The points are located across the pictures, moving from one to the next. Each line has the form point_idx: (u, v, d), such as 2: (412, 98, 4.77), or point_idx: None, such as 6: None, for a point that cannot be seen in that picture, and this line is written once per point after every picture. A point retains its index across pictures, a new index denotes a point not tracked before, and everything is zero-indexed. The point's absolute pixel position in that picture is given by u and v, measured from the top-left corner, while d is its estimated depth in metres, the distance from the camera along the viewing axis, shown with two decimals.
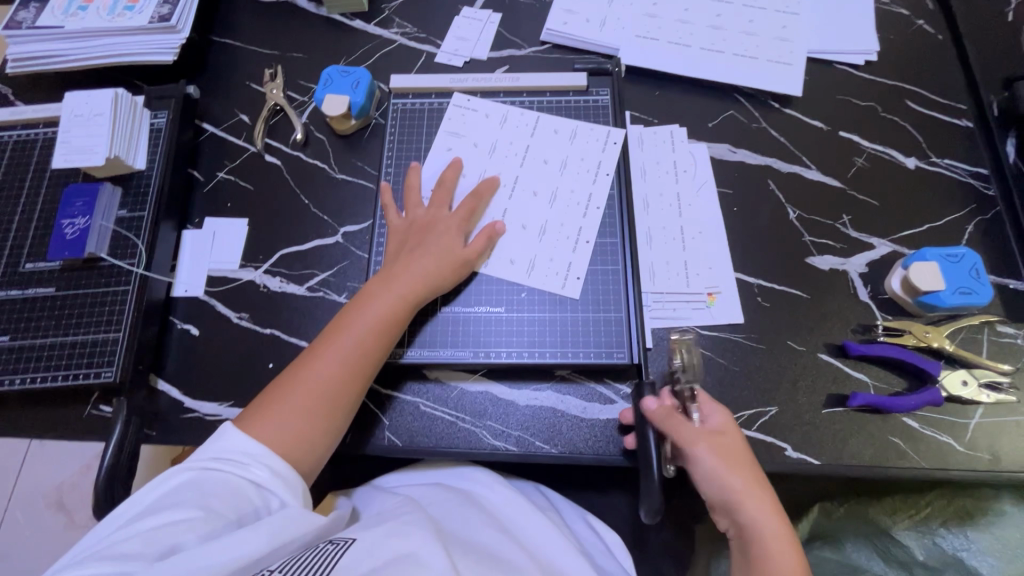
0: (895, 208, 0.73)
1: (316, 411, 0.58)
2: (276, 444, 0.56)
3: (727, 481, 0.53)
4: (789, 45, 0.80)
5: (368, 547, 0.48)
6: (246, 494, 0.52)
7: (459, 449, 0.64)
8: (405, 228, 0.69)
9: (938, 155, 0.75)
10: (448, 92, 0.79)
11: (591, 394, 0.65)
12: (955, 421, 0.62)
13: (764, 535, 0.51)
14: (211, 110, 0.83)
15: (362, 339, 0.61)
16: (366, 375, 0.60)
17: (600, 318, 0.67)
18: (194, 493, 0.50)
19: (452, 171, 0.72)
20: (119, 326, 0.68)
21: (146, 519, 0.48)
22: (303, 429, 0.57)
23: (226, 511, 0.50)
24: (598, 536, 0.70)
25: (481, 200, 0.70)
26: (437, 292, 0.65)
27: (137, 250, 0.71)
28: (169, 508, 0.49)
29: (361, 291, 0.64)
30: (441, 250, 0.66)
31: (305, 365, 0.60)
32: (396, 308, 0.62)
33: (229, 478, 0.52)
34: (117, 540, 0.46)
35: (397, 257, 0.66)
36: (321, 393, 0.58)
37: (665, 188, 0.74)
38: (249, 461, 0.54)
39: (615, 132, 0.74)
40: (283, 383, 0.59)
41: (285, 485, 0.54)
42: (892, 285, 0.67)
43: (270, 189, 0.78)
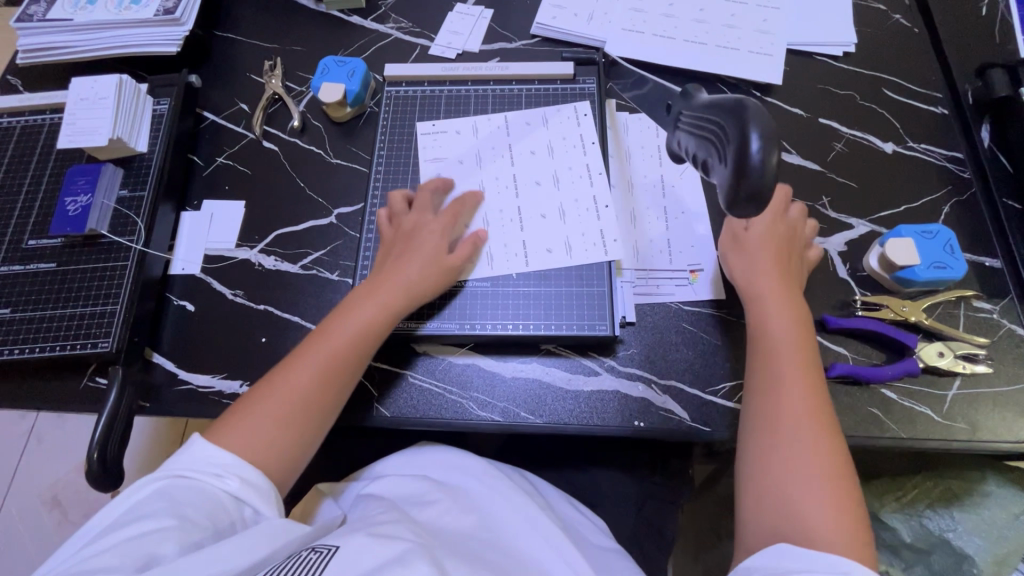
0: (875, 190, 0.75)
1: (291, 421, 0.56)
2: (246, 450, 0.54)
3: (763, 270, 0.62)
4: (770, 37, 0.83)
5: (353, 552, 0.47)
6: (220, 503, 0.50)
7: (446, 419, 0.65)
8: (393, 235, 0.69)
9: (915, 140, 0.78)
10: (440, 81, 0.82)
11: (575, 367, 0.67)
12: (932, 392, 0.63)
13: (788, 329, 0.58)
14: (212, 99, 0.86)
15: (342, 343, 0.60)
16: (343, 382, 0.60)
17: (584, 292, 0.68)
18: (159, 506, 0.48)
19: (440, 181, 0.73)
20: (116, 300, 0.69)
21: (110, 536, 0.45)
22: (274, 437, 0.55)
23: (198, 524, 0.47)
24: (585, 516, 0.70)
25: (465, 206, 0.71)
26: (419, 301, 0.65)
27: (137, 228, 0.73)
28: (135, 523, 0.46)
29: (348, 299, 0.64)
30: (426, 257, 0.66)
31: (284, 371, 0.59)
32: (381, 311, 0.62)
33: (196, 491, 0.50)
34: (86, 557, 0.44)
35: (384, 265, 0.67)
36: (296, 402, 0.57)
37: (649, 170, 0.76)
38: (222, 471, 0.51)
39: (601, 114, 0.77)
40: (261, 389, 0.58)
41: (261, 492, 0.52)
42: (870, 262, 0.69)
43: (267, 173, 0.81)
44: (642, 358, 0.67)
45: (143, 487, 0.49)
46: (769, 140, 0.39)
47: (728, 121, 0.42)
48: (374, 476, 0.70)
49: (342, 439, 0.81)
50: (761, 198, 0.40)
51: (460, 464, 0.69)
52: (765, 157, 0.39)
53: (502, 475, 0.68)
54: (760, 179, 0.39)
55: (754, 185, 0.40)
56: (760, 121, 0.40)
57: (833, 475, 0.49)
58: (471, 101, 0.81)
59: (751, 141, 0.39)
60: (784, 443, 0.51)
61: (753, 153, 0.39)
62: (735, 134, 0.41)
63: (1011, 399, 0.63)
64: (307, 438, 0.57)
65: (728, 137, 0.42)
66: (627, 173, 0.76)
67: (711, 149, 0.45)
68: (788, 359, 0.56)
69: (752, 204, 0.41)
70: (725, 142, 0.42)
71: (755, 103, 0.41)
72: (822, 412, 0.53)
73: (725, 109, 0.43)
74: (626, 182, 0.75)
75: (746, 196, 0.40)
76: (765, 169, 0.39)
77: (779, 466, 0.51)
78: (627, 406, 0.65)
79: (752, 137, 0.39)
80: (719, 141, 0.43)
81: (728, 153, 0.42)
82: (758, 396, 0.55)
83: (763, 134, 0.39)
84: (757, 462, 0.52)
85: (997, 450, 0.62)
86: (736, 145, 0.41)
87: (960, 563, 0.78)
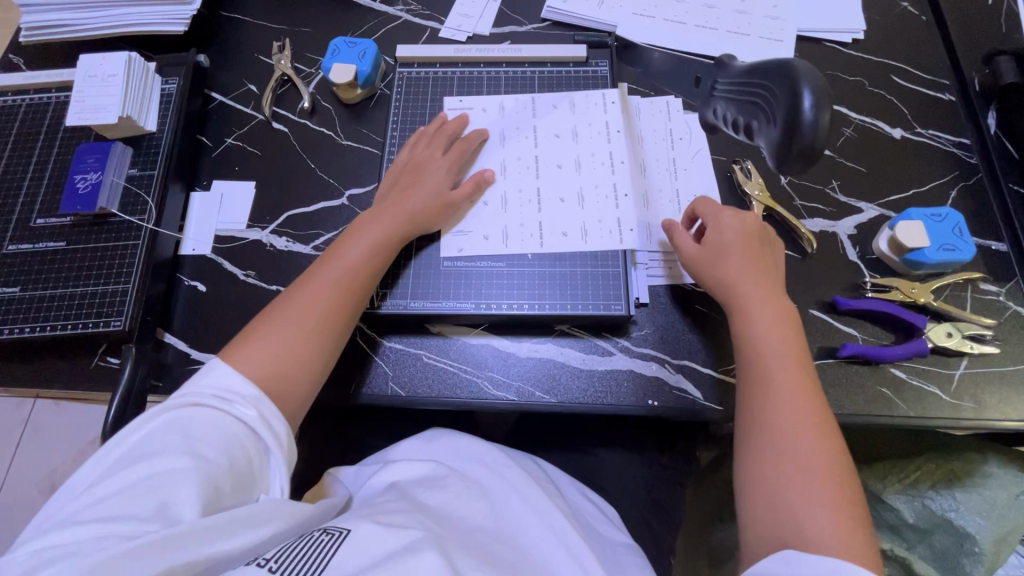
0: (883, 174, 0.76)
1: (306, 339, 0.58)
2: (260, 373, 0.55)
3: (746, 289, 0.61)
4: (781, 23, 0.83)
5: (365, 539, 0.46)
6: (235, 436, 0.49)
7: (461, 398, 0.65)
8: (399, 168, 0.72)
9: (923, 125, 0.79)
10: (451, 62, 0.82)
11: (589, 348, 0.67)
12: (940, 372, 0.65)
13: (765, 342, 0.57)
14: (220, 80, 0.86)
15: (352, 267, 0.63)
16: (356, 303, 0.62)
17: (599, 272, 0.69)
18: (173, 437, 0.47)
19: (457, 123, 0.75)
20: (128, 278, 0.69)
21: (126, 474, 0.44)
22: (291, 358, 0.56)
23: (217, 456, 0.47)
24: (597, 504, 0.70)
25: (470, 146, 0.74)
26: (424, 227, 0.68)
27: (147, 207, 0.72)
28: (149, 456, 0.45)
29: (352, 227, 0.67)
30: (431, 189, 0.69)
31: (295, 296, 0.60)
32: (385, 243, 0.65)
33: (210, 421, 0.49)
34: (100, 499, 0.42)
35: (387, 196, 0.69)
36: (309, 321, 0.59)
37: (661, 153, 0.76)
38: (238, 400, 0.51)
39: (611, 94, 0.78)
40: (272, 314, 0.59)
41: (275, 427, 0.52)
42: (879, 245, 0.70)
43: (277, 155, 0.80)
44: (656, 339, 0.68)
45: (154, 418, 0.49)
46: (819, 96, 0.43)
47: (767, 89, 0.47)
48: (387, 457, 0.71)
49: (352, 421, 0.81)
50: (810, 154, 0.44)
51: (470, 451, 0.69)
52: (815, 112, 0.43)
53: (512, 462, 0.69)
54: (809, 133, 0.43)
55: (807, 142, 0.43)
56: (812, 79, 0.43)
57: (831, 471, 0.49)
58: (483, 82, 0.81)
59: (803, 100, 0.43)
60: (784, 443, 0.51)
61: (803, 108, 0.43)
62: (771, 104, 0.47)
63: (1017, 379, 0.64)
64: (324, 358, 0.59)
65: (778, 98, 0.46)
66: (641, 155, 0.76)
67: (754, 113, 0.49)
68: (782, 356, 0.56)
69: (801, 159, 0.44)
70: (778, 102, 0.45)
71: (805, 60, 0.45)
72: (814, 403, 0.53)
73: (771, 73, 0.47)
74: (639, 164, 0.75)
75: (797, 146, 0.44)
76: (816, 123, 0.43)
77: (777, 468, 0.50)
78: (641, 385, 0.65)
79: (803, 94, 0.43)
80: (764, 103, 0.47)
81: (775, 114, 0.46)
82: (752, 396, 0.55)
83: (815, 91, 0.43)
84: (753, 458, 0.52)
85: (1004, 427, 0.63)
86: (785, 105, 0.45)
87: (961, 543, 0.79)
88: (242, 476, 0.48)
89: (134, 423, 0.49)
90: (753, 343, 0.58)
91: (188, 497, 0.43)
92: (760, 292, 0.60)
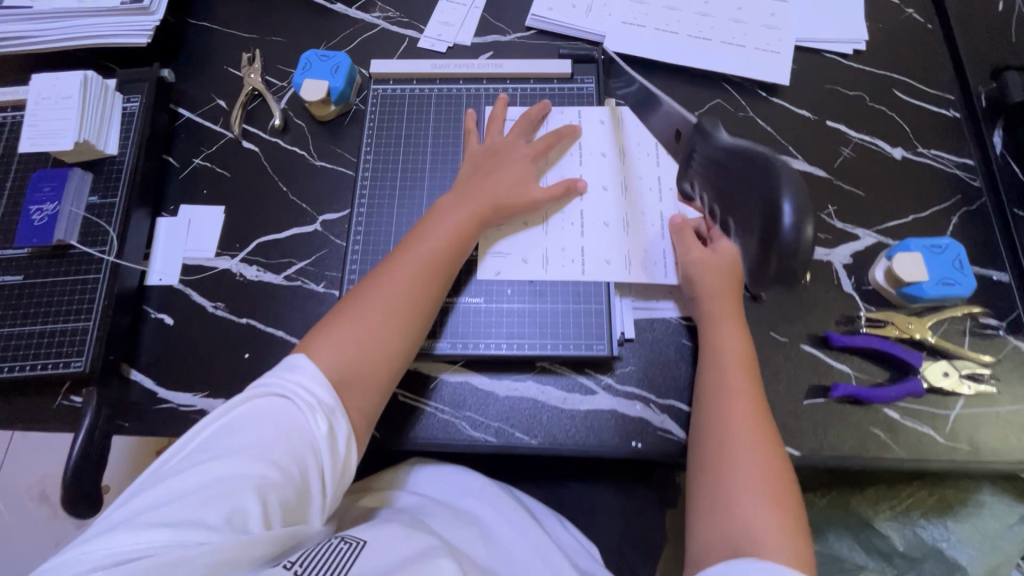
0: (882, 198, 0.72)
1: (385, 336, 0.58)
2: (340, 365, 0.55)
3: (714, 300, 0.62)
4: (777, 34, 0.79)
5: (380, 550, 0.49)
6: (304, 444, 0.49)
7: (438, 440, 0.63)
8: (481, 153, 0.70)
9: (926, 145, 0.75)
10: (429, 78, 0.78)
11: (572, 385, 0.65)
12: (936, 412, 0.62)
13: (728, 353, 0.60)
14: (187, 95, 0.81)
15: (432, 258, 0.62)
16: (435, 294, 0.61)
17: (581, 309, 0.66)
18: (253, 440, 0.48)
19: (540, 110, 0.73)
20: (89, 315, 0.65)
21: (201, 472, 0.46)
22: (372, 351, 0.57)
23: (288, 469, 0.48)
24: (582, 541, 0.67)
25: (560, 139, 0.71)
26: (502, 219, 0.67)
27: (109, 237, 0.69)
28: (228, 455, 0.47)
29: (431, 211, 0.66)
30: (509, 180, 0.67)
31: (379, 283, 0.60)
32: (464, 232, 0.64)
33: (289, 428, 0.49)
34: (175, 496, 0.44)
35: (468, 181, 0.68)
36: (391, 315, 0.58)
37: (649, 169, 0.72)
38: (315, 409, 0.51)
39: (592, 109, 0.75)
40: (355, 301, 0.59)
41: (342, 438, 0.52)
42: (876, 276, 0.67)
43: (248, 177, 0.77)
44: (641, 376, 0.65)
45: (239, 411, 0.51)
46: (801, 211, 0.40)
47: (776, 185, 0.42)
48: (369, 486, 0.68)
49: None
50: (799, 269, 0.42)
51: (459, 481, 0.67)
52: (798, 227, 0.40)
53: (501, 493, 0.67)
54: (794, 249, 0.41)
55: (797, 261, 0.41)
56: (797, 188, 0.41)
57: (775, 495, 0.52)
58: (462, 101, 0.77)
59: (785, 214, 0.40)
60: (728, 464, 0.54)
61: (789, 225, 0.40)
62: (774, 198, 0.42)
63: (1015, 419, 0.62)
64: (406, 351, 0.59)
65: (769, 200, 0.42)
66: (630, 171, 0.71)
67: (769, 203, 0.42)
68: (738, 380, 0.59)
69: (784, 277, 0.43)
70: (749, 217, 0.45)
71: (784, 160, 0.42)
72: (764, 432, 0.56)
73: (771, 170, 0.42)
74: (625, 182, 0.71)
75: (793, 261, 0.41)
76: (801, 239, 0.40)
77: (724, 490, 0.53)
78: (623, 426, 0.63)
79: (788, 210, 0.40)
80: (768, 201, 0.42)
81: (768, 217, 0.42)
82: (705, 422, 0.58)
83: (798, 206, 0.40)
84: (700, 478, 0.56)
85: (999, 470, 0.61)
86: (774, 210, 0.42)
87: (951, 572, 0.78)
88: (307, 491, 0.49)
89: (217, 413, 0.51)
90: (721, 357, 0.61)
91: (256, 510, 0.45)
92: (725, 316, 0.62)
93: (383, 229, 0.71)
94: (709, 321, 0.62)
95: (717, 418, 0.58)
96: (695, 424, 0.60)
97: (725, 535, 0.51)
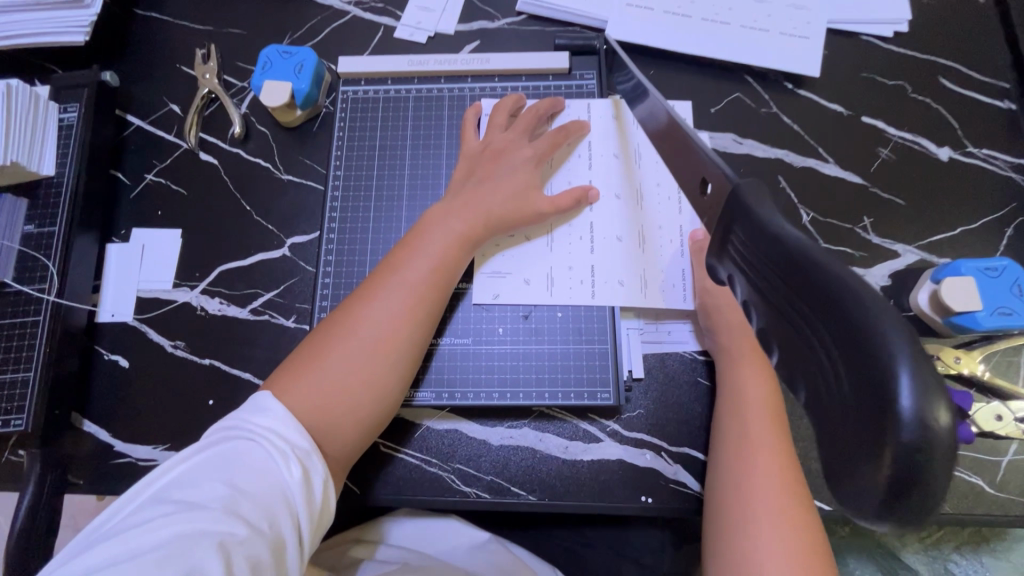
0: (927, 207, 0.63)
1: (372, 372, 0.49)
2: (311, 414, 0.46)
3: (736, 333, 0.54)
4: (807, 15, 0.68)
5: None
6: (276, 488, 0.41)
7: (425, 497, 0.56)
8: (477, 154, 0.61)
9: (977, 143, 0.65)
10: (406, 77, 0.68)
11: (573, 432, 0.58)
12: (985, 459, 0.55)
13: (750, 392, 0.51)
14: (135, 99, 0.72)
15: (421, 277, 0.53)
16: (424, 323, 0.52)
17: (582, 350, 0.58)
18: (214, 483, 0.40)
19: (548, 105, 0.63)
20: (28, 365, 0.59)
21: (152, 527, 0.37)
22: (350, 395, 0.48)
23: (259, 519, 0.39)
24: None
25: (568, 138, 0.62)
26: (500, 232, 0.58)
27: (48, 273, 0.61)
28: (185, 505, 0.38)
29: (418, 224, 0.57)
30: (510, 187, 0.58)
31: (357, 312, 0.50)
32: (456, 247, 0.55)
33: (257, 470, 0.41)
34: (118, 560, 0.35)
35: (461, 188, 0.59)
36: (380, 347, 0.49)
37: (663, 177, 0.62)
38: (286, 454, 0.43)
39: (597, 104, 0.65)
40: (329, 335, 0.50)
41: (319, 484, 0.44)
42: (919, 300, 0.58)
43: (206, 194, 0.68)
44: (651, 421, 0.57)
45: (197, 451, 0.42)
46: (931, 390, 0.19)
47: (843, 312, 0.21)
48: (354, 536, 0.61)
49: None
50: (929, 509, 0.20)
51: (453, 532, 0.61)
52: (925, 421, 0.19)
53: (500, 545, 0.60)
54: (920, 465, 0.20)
55: (929, 493, 0.20)
56: (905, 336, 0.20)
57: (808, 558, 0.41)
58: (443, 103, 0.67)
59: (899, 394, 0.19)
60: (751, 518, 0.44)
61: (910, 416, 0.19)
62: (858, 342, 0.21)
63: None
64: (391, 392, 0.50)
65: (841, 343, 0.22)
66: (636, 181, 0.62)
67: (793, 336, 0.24)
68: (760, 425, 0.49)
69: (894, 518, 0.21)
70: (815, 365, 0.23)
71: (819, 243, 0.24)
72: (794, 484, 0.45)
73: (799, 262, 0.24)
74: (634, 193, 0.62)
75: (910, 495, 0.20)
76: (932, 447, 0.19)
77: (745, 547, 0.43)
78: (631, 480, 0.56)
79: (903, 384, 0.19)
80: (815, 336, 0.23)
81: (859, 383, 0.21)
82: (725, 470, 0.49)
83: (921, 377, 0.19)
84: (717, 536, 0.46)
85: None
86: (876, 373, 0.20)
87: None
88: (284, 544, 0.40)
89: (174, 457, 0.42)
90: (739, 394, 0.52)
91: (220, 567, 0.35)
92: (745, 355, 0.53)
93: (356, 256, 0.63)
94: (730, 357, 0.54)
95: (739, 466, 0.48)
96: (714, 473, 0.50)
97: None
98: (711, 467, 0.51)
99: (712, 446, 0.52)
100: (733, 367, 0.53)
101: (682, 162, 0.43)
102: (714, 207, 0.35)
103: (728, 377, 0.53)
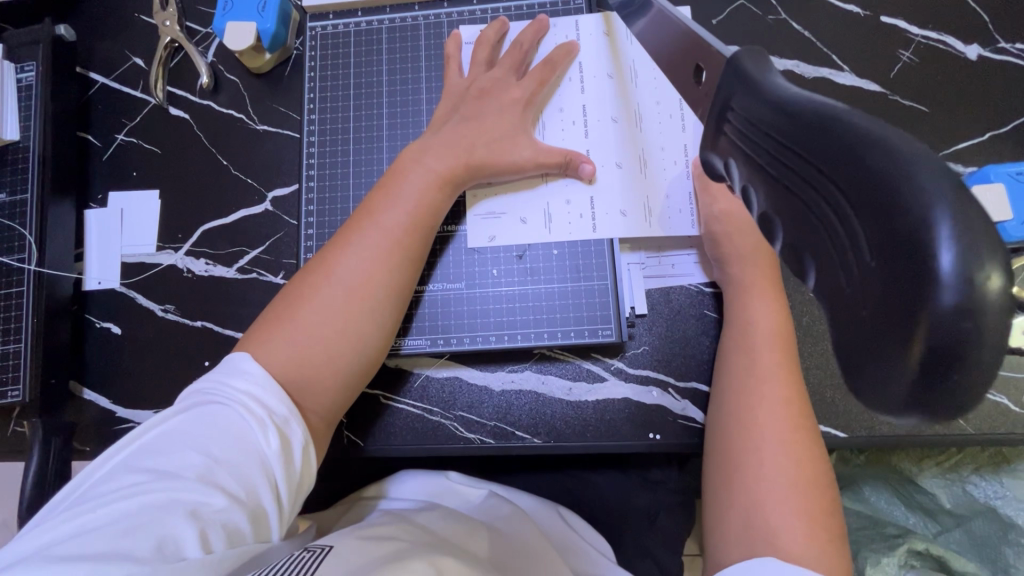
0: (953, 112, 0.58)
1: (347, 321, 0.47)
2: (289, 367, 0.45)
3: (747, 262, 0.50)
4: None
5: (350, 553, 0.40)
6: (251, 455, 0.40)
7: (427, 444, 0.55)
8: (460, 90, 0.56)
9: (1010, 37, 0.59)
10: (376, 7, 0.63)
11: (577, 372, 0.56)
12: (1010, 377, 0.52)
13: (758, 324, 0.48)
14: (95, 54, 0.67)
15: (396, 228, 0.50)
16: (400, 272, 0.49)
17: (582, 288, 0.56)
18: (188, 453, 0.39)
19: (532, 31, 0.58)
20: (19, 337, 0.58)
21: (122, 498, 0.37)
22: (326, 347, 0.46)
23: (233, 489, 0.39)
24: (591, 542, 0.59)
25: (555, 68, 0.57)
26: (482, 177, 0.54)
27: (27, 243, 0.60)
28: (157, 474, 0.38)
29: (393, 167, 0.53)
30: (494, 129, 0.54)
31: (330, 262, 0.48)
32: (432, 192, 0.51)
33: (231, 438, 0.40)
34: (87, 529, 0.35)
35: (440, 127, 0.54)
36: (359, 298, 0.47)
37: (664, 94, 0.57)
38: (263, 420, 0.42)
39: (585, 19, 0.59)
40: (303, 285, 0.48)
41: (299, 449, 0.43)
42: None
43: (179, 151, 0.64)
44: (656, 357, 0.55)
45: (173, 417, 0.42)
46: (979, 247, 0.16)
47: (865, 167, 0.19)
48: (359, 494, 0.63)
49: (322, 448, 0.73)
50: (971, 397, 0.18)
51: (449, 484, 0.62)
52: (972, 282, 0.16)
53: (495, 494, 0.61)
54: (964, 337, 0.17)
55: (971, 377, 0.17)
56: (943, 183, 0.17)
57: (806, 489, 0.40)
58: (419, 32, 0.62)
59: (939, 250, 0.16)
60: (750, 451, 0.43)
61: (951, 275, 0.16)
62: (885, 205, 0.18)
63: None
64: (371, 344, 0.48)
65: (870, 217, 0.19)
66: (632, 102, 0.58)
67: (804, 216, 0.22)
68: (769, 356, 0.46)
69: (924, 411, 0.19)
70: (831, 246, 0.21)
71: (847, 107, 0.21)
72: (799, 418, 0.43)
73: (818, 133, 0.21)
74: (630, 115, 0.57)
75: (946, 377, 0.17)
76: (981, 313, 0.16)
77: (742, 475, 0.42)
78: (637, 418, 0.54)
79: (943, 226, 0.17)
80: (835, 213, 0.20)
81: (884, 253, 0.18)
82: (726, 399, 0.47)
83: (967, 231, 0.16)
84: (720, 470, 0.44)
85: None
86: (909, 236, 0.17)
87: (1006, 532, 0.71)
88: (262, 511, 0.40)
89: (145, 424, 0.42)
90: (747, 328, 0.49)
91: (192, 537, 0.36)
92: (756, 284, 0.50)
93: (339, 204, 0.60)
94: (742, 287, 0.50)
95: (740, 400, 0.45)
96: (716, 407, 0.48)
97: (743, 534, 0.40)
98: (713, 399, 0.49)
99: (716, 377, 0.50)
100: (744, 297, 0.50)
101: (680, 64, 0.38)
102: (708, 93, 0.33)
103: (736, 310, 0.50)
